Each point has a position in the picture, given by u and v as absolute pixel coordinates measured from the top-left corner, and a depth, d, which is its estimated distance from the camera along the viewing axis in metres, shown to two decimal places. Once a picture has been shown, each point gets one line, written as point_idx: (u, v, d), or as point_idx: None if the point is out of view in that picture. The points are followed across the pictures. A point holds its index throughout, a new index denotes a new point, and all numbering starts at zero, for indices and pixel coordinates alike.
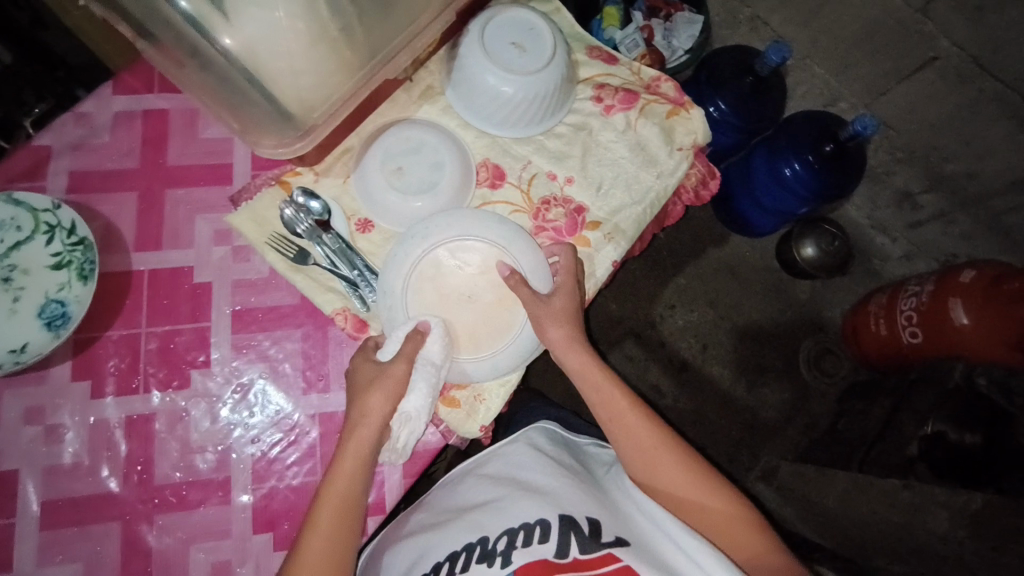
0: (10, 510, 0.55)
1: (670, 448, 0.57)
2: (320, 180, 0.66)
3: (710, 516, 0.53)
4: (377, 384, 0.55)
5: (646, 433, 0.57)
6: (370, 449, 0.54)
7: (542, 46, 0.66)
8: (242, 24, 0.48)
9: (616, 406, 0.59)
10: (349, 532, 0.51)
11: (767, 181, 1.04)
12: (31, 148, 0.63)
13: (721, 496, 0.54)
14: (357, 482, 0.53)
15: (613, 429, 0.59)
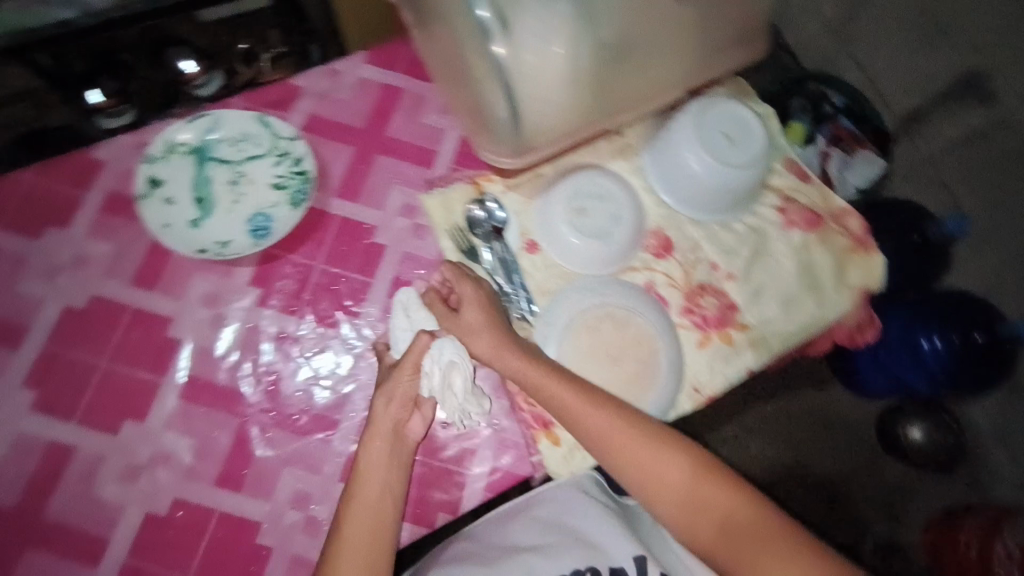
0: (163, 370, 0.62)
1: (656, 449, 0.57)
2: (508, 193, 0.69)
3: (704, 516, 0.55)
4: (384, 397, 0.59)
5: (626, 438, 0.57)
6: (390, 440, 0.58)
7: (752, 145, 0.68)
8: (517, 39, 0.53)
9: (573, 410, 0.57)
10: (382, 521, 0.55)
11: (897, 348, 0.99)
12: (286, 84, 0.71)
13: (711, 497, 0.55)
14: (388, 494, 0.56)
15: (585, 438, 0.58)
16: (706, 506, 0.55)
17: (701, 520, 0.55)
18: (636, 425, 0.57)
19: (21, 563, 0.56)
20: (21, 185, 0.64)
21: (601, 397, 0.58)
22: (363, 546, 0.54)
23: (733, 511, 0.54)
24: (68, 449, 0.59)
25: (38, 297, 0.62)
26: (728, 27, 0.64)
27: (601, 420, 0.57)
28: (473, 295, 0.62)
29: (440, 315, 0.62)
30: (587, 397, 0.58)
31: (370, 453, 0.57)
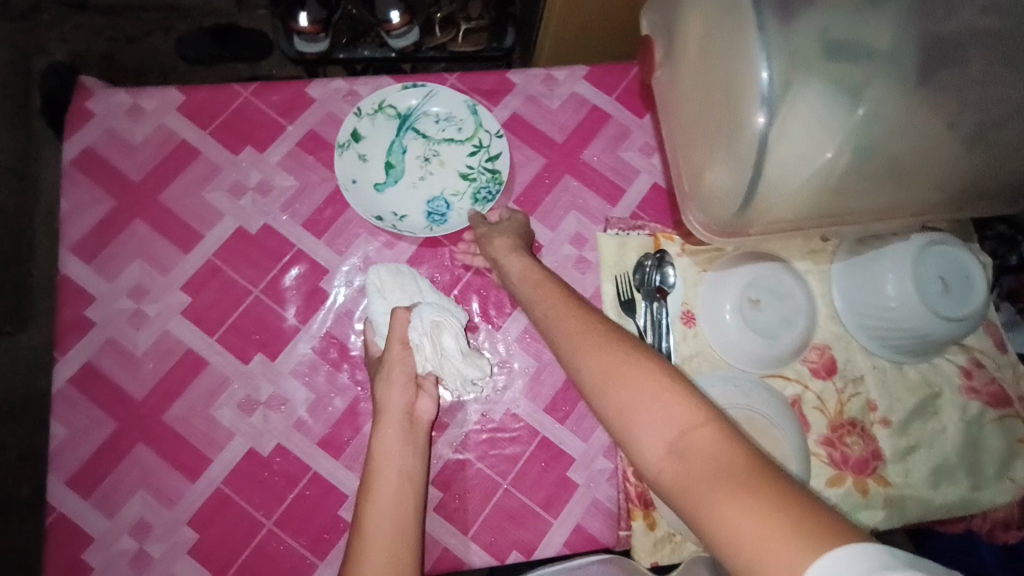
0: (304, 319, 0.62)
1: (636, 367, 0.43)
2: (682, 256, 0.66)
3: (684, 452, 0.38)
4: (394, 384, 0.55)
5: (613, 360, 0.44)
6: (406, 416, 0.53)
7: (966, 300, 0.61)
8: (790, 124, 0.48)
9: (573, 332, 0.48)
10: (405, 503, 0.48)
11: None
12: (502, 76, 0.70)
13: (658, 410, 0.41)
14: (409, 484, 0.49)
15: (571, 362, 0.47)
16: (686, 438, 0.39)
17: (679, 463, 0.38)
18: (641, 358, 0.44)
19: (130, 455, 0.58)
20: (237, 98, 0.66)
21: (603, 323, 0.49)
22: (386, 537, 0.45)
23: (728, 457, 0.37)
24: (201, 362, 0.60)
25: (219, 209, 0.64)
26: (1010, 181, 0.56)
27: (596, 342, 0.46)
28: (523, 266, 0.58)
29: (400, 281, 0.61)
30: (599, 329, 0.48)
31: (385, 436, 0.51)
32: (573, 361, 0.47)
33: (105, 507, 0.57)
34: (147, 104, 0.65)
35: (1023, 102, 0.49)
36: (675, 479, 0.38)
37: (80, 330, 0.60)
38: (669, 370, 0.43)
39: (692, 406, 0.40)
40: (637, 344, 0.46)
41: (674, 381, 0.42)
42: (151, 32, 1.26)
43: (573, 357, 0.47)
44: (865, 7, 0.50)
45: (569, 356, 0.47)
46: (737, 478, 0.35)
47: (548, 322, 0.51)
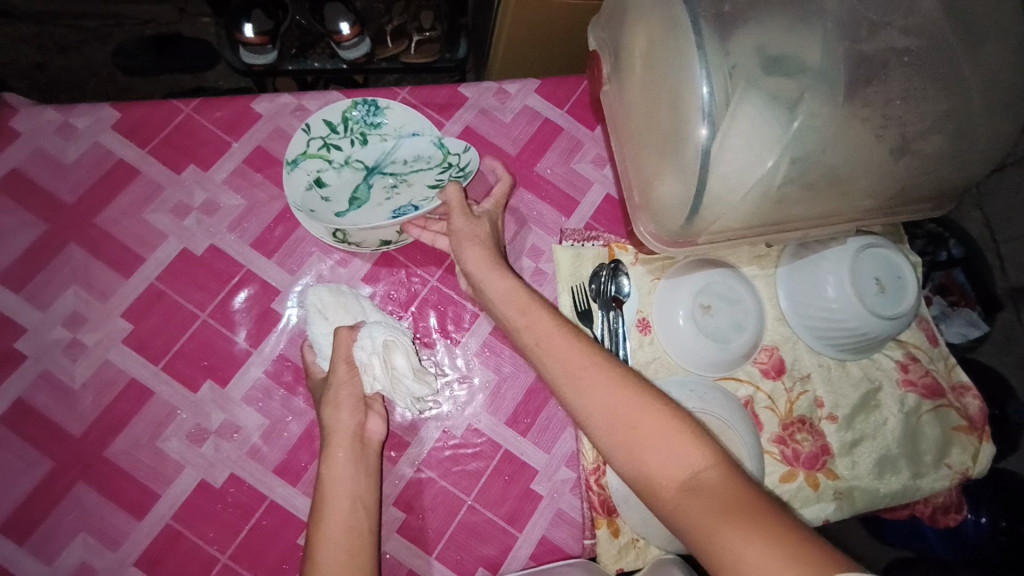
0: (256, 342, 0.60)
1: (641, 405, 0.45)
2: (636, 265, 0.67)
3: (694, 487, 0.41)
4: (340, 407, 0.54)
5: (615, 395, 0.47)
6: (357, 438, 0.53)
7: (900, 299, 0.65)
8: (731, 141, 0.51)
9: (570, 361, 0.49)
10: (358, 525, 0.48)
11: None
12: (455, 90, 0.71)
13: (662, 450, 0.43)
14: (361, 505, 0.50)
15: (569, 396, 0.48)
16: (693, 474, 0.42)
17: (686, 496, 0.41)
18: (640, 395, 0.46)
19: (69, 497, 0.55)
20: (178, 115, 0.64)
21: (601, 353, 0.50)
22: (343, 562, 0.46)
23: (731, 492, 0.40)
24: (146, 392, 0.58)
25: (161, 231, 0.61)
26: (934, 189, 0.59)
27: (597, 376, 0.48)
28: (505, 285, 0.56)
29: (342, 301, 0.60)
30: (594, 363, 0.49)
31: (335, 461, 0.52)
32: (572, 397, 0.48)
33: (43, 553, 0.53)
34: (80, 122, 0.62)
35: (941, 116, 0.52)
36: (683, 512, 0.41)
37: (11, 364, 0.56)
38: (667, 407, 0.45)
39: (698, 447, 0.43)
40: (636, 376, 0.48)
41: (677, 418, 0.45)
42: (86, 41, 1.20)
43: (571, 390, 0.48)
44: (796, 27, 0.52)
45: (567, 392, 0.49)
46: (743, 510, 0.38)
47: (539, 345, 0.52)
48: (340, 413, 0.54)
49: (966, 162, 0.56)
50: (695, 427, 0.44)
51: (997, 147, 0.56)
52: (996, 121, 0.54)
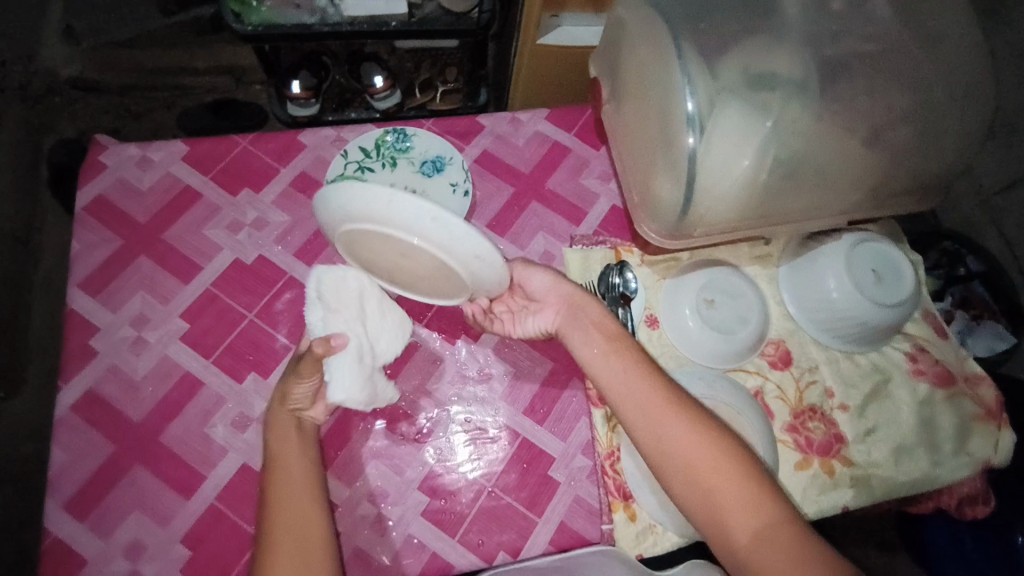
0: (295, 338, 0.67)
1: (717, 457, 0.51)
2: (642, 266, 0.73)
3: (763, 538, 0.48)
4: (285, 399, 0.57)
5: (693, 445, 0.52)
6: (297, 412, 0.57)
7: (897, 288, 0.68)
8: (715, 142, 0.57)
9: (649, 407, 0.55)
10: (311, 478, 0.53)
11: None
12: (473, 120, 0.80)
13: (734, 499, 0.49)
14: (309, 485, 0.52)
15: (648, 443, 0.54)
16: (763, 526, 0.48)
17: (757, 545, 0.47)
18: (717, 445, 0.52)
19: (127, 477, 0.60)
20: (234, 148, 0.74)
21: (678, 400, 0.55)
22: (302, 501, 0.51)
23: (800, 547, 0.46)
24: (197, 384, 0.64)
25: (217, 244, 0.70)
26: (912, 181, 0.63)
27: (676, 424, 0.53)
28: (597, 317, 0.62)
29: (339, 294, 0.61)
30: (669, 406, 0.54)
31: (279, 448, 0.54)
32: (647, 438, 0.54)
33: (100, 528, 0.58)
34: (155, 156, 0.73)
35: (907, 108, 0.59)
36: (754, 560, 0.47)
37: (86, 358, 0.64)
38: (743, 458, 0.51)
39: (767, 501, 0.49)
40: (710, 425, 0.53)
41: (749, 473, 0.51)
42: (156, 109, 1.38)
43: (651, 437, 0.54)
44: (770, 40, 0.59)
45: (642, 432, 0.54)
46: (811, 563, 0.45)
47: (618, 388, 0.57)
48: (289, 403, 0.57)
49: (938, 152, 0.61)
50: (765, 483, 0.50)
51: (965, 137, 0.61)
52: (960, 112, 0.60)
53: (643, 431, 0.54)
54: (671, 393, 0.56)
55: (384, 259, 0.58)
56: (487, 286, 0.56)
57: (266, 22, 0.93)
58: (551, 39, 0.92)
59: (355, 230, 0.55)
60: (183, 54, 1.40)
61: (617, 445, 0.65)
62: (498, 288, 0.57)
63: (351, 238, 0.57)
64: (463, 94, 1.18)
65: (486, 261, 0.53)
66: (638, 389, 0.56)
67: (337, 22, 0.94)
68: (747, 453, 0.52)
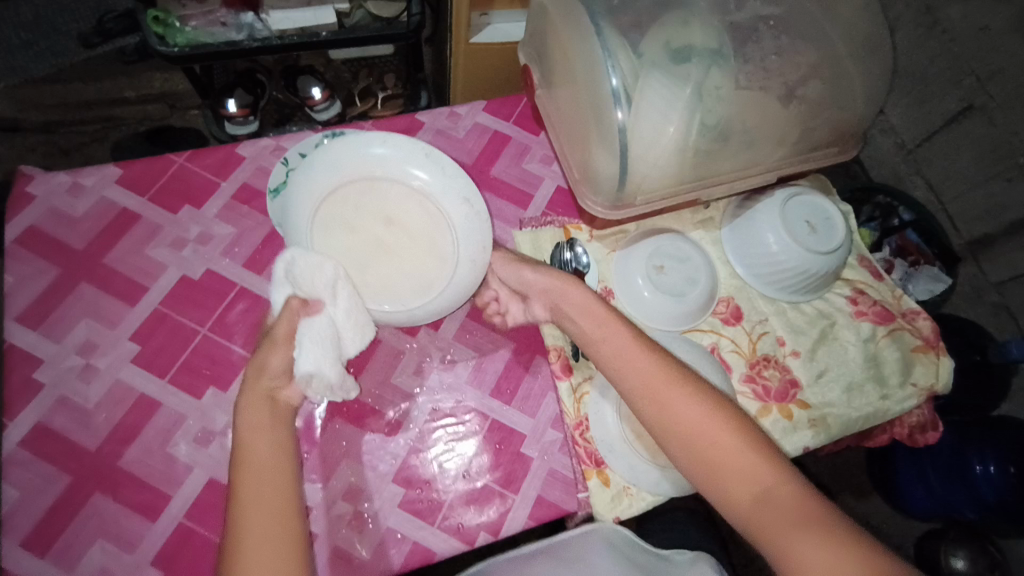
0: (251, 348, 0.66)
1: (719, 425, 0.50)
2: (592, 241, 0.75)
3: (766, 501, 0.47)
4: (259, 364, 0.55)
5: (693, 414, 0.51)
6: (268, 391, 0.53)
7: (832, 235, 0.71)
8: (642, 112, 0.59)
9: (642, 371, 0.54)
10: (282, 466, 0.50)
11: (945, 472, 1.03)
12: (412, 117, 0.80)
13: (734, 463, 0.48)
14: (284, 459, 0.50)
15: (650, 414, 0.52)
16: (767, 489, 0.47)
17: (762, 509, 0.46)
18: (711, 407, 0.51)
19: (87, 507, 0.58)
20: (170, 165, 0.73)
21: (671, 366, 0.54)
22: (269, 486, 0.48)
23: (804, 507, 0.46)
24: (155, 404, 0.63)
25: (162, 262, 0.69)
26: (831, 132, 0.67)
27: (675, 394, 0.52)
28: (585, 300, 0.61)
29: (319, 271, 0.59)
30: (660, 371, 0.53)
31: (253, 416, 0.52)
32: (641, 403, 0.53)
33: (64, 563, 0.56)
34: (87, 180, 0.71)
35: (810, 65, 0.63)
36: (760, 523, 0.46)
37: (31, 392, 0.62)
38: (739, 420, 0.51)
39: (772, 465, 0.48)
40: (710, 394, 0.52)
41: (752, 438, 0.49)
42: (87, 143, 1.33)
43: (647, 402, 0.52)
44: (683, 13, 0.62)
45: (635, 399, 0.53)
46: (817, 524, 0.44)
47: (615, 364, 0.56)
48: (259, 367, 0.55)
49: (849, 102, 0.65)
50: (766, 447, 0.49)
51: (870, 87, 0.66)
52: (861, 63, 0.65)
53: (638, 396, 0.53)
54: (663, 359, 0.55)
55: (367, 232, 0.67)
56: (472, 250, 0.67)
57: (191, 41, 0.91)
58: (483, 37, 0.93)
59: (354, 193, 0.67)
60: (111, 84, 1.36)
61: (584, 415, 0.67)
62: (482, 257, 0.67)
63: (342, 207, 0.67)
64: (404, 99, 1.16)
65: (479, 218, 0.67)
66: (629, 355, 0.55)
67: (266, 36, 0.92)
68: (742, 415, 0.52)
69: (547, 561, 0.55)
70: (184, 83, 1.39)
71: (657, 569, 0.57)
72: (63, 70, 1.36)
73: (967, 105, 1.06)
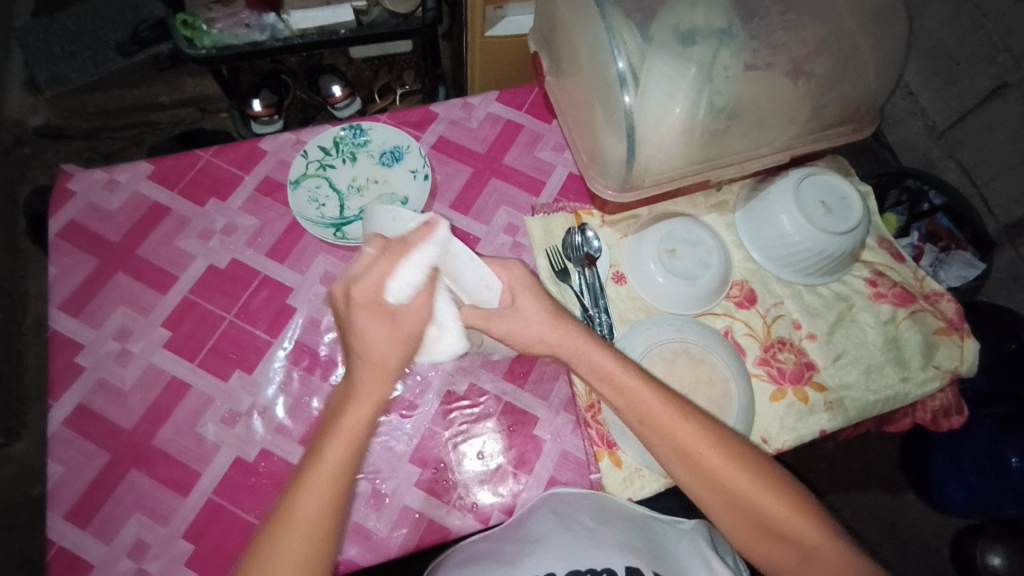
0: (274, 333, 0.69)
1: (766, 492, 0.54)
2: (604, 226, 0.75)
3: (811, 557, 0.52)
4: (374, 376, 0.50)
5: (741, 481, 0.54)
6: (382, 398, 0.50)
7: (847, 216, 0.70)
8: (648, 96, 0.60)
9: (680, 436, 0.54)
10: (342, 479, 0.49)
11: (980, 464, 1.00)
12: (426, 109, 0.82)
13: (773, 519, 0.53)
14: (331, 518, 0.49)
15: (697, 484, 0.55)
16: (811, 547, 0.52)
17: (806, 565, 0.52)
18: (749, 468, 0.54)
19: (125, 482, 0.62)
20: (198, 161, 0.76)
21: (702, 422, 0.55)
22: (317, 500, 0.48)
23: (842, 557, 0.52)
24: (185, 386, 0.66)
25: (190, 253, 0.72)
26: (843, 108, 0.67)
27: (725, 466, 0.54)
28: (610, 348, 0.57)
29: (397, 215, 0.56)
30: (695, 427, 0.55)
31: (326, 458, 0.48)
32: (677, 464, 0.55)
33: (103, 533, 0.60)
34: (122, 177, 0.75)
35: (816, 44, 0.63)
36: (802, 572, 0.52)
37: (73, 375, 0.66)
38: (771, 474, 0.54)
39: (814, 522, 0.53)
40: (753, 458, 0.55)
41: (793, 499, 0.54)
42: (125, 147, 1.40)
43: (687, 466, 0.55)
44: None
45: (672, 461, 0.55)
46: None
47: (660, 438, 0.55)
48: (387, 348, 0.49)
49: (859, 76, 0.66)
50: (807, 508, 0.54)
51: (882, 60, 0.66)
52: (871, 37, 0.65)
53: (675, 459, 0.55)
54: (697, 417, 0.55)
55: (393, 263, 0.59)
56: (475, 294, 0.57)
57: (217, 43, 0.95)
58: (499, 31, 0.95)
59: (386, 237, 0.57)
60: (146, 90, 1.43)
61: (596, 398, 0.67)
62: (489, 297, 0.58)
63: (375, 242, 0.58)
64: (424, 93, 1.19)
65: (467, 265, 0.55)
66: (662, 415, 0.55)
67: (287, 36, 0.96)
68: (773, 466, 0.55)
69: (544, 516, 0.58)
70: (214, 87, 1.45)
71: (657, 527, 0.61)
72: (102, 78, 1.42)
73: (1000, 82, 1.02)
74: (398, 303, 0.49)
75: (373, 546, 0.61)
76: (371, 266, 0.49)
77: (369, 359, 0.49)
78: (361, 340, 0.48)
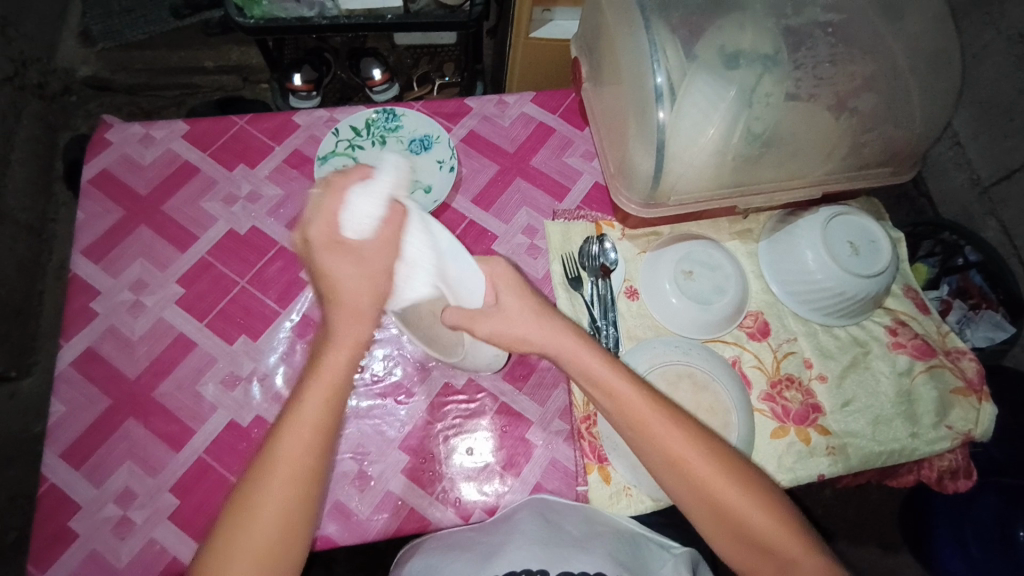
0: (283, 304, 0.69)
1: (722, 477, 0.52)
2: (623, 239, 0.75)
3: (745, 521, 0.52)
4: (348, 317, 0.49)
5: (686, 453, 0.53)
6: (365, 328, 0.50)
7: (875, 259, 0.68)
8: (682, 113, 0.59)
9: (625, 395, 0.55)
10: (334, 409, 0.48)
11: (985, 535, 0.96)
12: (460, 102, 0.82)
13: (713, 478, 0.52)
14: (314, 466, 0.48)
15: (699, 510, 0.53)
16: (794, 563, 0.51)
17: None
18: (687, 428, 0.54)
19: (120, 429, 0.63)
20: (233, 127, 0.78)
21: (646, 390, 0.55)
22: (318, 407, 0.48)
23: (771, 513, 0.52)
24: (190, 344, 0.67)
25: (213, 215, 0.73)
26: (884, 149, 0.65)
27: (688, 447, 0.53)
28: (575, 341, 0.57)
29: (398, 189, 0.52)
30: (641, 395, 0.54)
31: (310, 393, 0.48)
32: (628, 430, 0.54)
33: (94, 477, 0.61)
34: (157, 133, 0.77)
35: (863, 82, 0.62)
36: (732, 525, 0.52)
37: (86, 319, 0.67)
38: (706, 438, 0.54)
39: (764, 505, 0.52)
40: (746, 475, 0.53)
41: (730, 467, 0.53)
42: (166, 106, 1.46)
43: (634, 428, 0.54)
44: (741, 19, 0.61)
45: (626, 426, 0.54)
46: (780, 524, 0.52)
47: (628, 426, 0.54)
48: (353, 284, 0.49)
49: (904, 119, 0.64)
50: (759, 491, 0.53)
51: (930, 106, 0.64)
52: (921, 78, 0.63)
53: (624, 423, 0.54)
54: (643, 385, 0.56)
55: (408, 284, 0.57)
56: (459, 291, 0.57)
57: (267, 14, 0.96)
58: (544, 33, 0.94)
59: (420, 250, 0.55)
60: (192, 53, 1.47)
61: (593, 410, 0.66)
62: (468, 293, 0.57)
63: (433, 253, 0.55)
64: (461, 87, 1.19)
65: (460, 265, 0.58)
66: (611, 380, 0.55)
67: (335, 15, 0.97)
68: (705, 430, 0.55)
69: (533, 517, 0.58)
70: (257, 58, 1.50)
71: (647, 549, 0.60)
72: (152, 37, 1.47)
73: None
74: (355, 234, 0.49)
75: (351, 527, 0.60)
76: (319, 205, 0.49)
77: (340, 305, 0.49)
78: (334, 283, 0.49)
